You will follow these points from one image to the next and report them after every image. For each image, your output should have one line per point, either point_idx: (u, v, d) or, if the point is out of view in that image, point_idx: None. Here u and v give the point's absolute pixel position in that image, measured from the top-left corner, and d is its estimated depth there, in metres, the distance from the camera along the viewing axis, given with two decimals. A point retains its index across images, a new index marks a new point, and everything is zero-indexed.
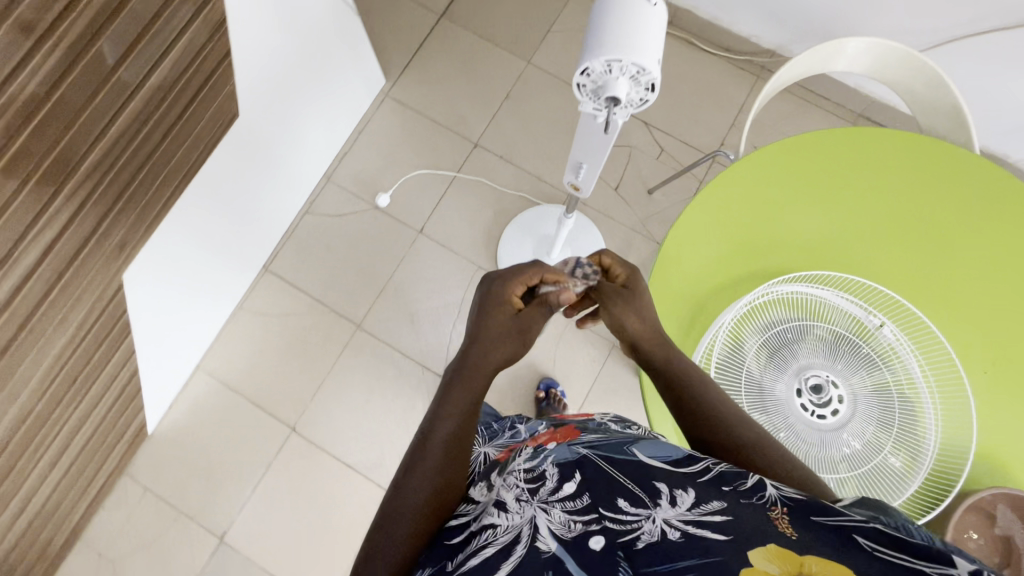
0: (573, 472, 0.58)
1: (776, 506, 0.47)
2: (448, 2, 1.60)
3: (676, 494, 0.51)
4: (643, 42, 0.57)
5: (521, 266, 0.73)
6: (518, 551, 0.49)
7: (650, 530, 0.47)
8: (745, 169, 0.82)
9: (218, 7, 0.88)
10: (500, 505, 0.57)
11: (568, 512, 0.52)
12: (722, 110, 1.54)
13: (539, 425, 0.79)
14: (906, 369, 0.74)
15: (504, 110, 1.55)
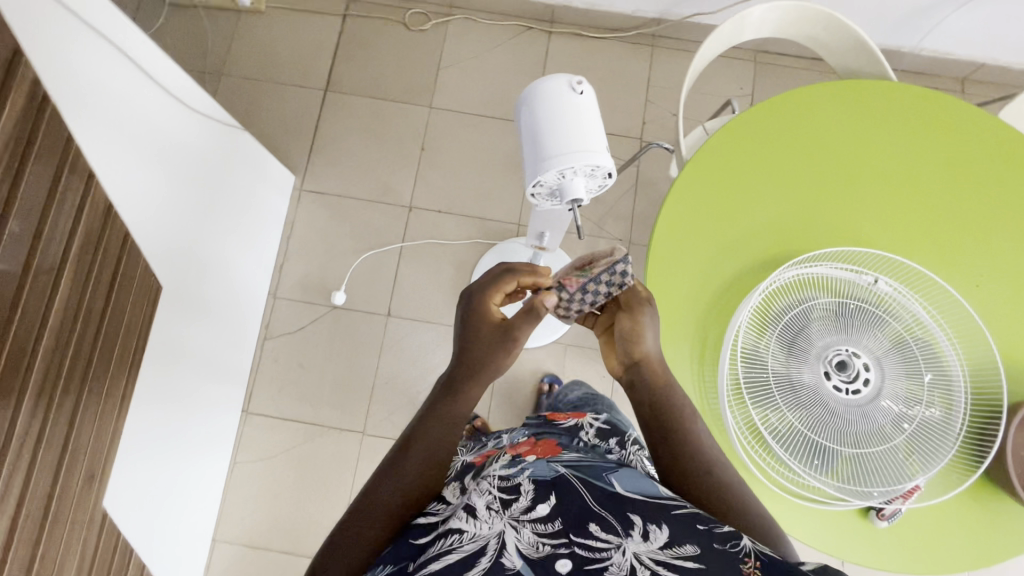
0: (548, 492, 0.56)
1: (749, 559, 0.47)
2: (327, 76, 1.53)
3: (649, 528, 0.52)
4: (575, 150, 0.65)
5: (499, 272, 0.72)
6: (481, 565, 0.48)
7: (619, 563, 0.47)
8: (694, 180, 0.84)
9: (99, 193, 0.76)
10: (467, 509, 0.55)
11: (537, 533, 0.51)
12: (632, 91, 1.53)
13: (518, 437, 0.83)
14: (911, 314, 0.76)
15: (425, 164, 1.49)
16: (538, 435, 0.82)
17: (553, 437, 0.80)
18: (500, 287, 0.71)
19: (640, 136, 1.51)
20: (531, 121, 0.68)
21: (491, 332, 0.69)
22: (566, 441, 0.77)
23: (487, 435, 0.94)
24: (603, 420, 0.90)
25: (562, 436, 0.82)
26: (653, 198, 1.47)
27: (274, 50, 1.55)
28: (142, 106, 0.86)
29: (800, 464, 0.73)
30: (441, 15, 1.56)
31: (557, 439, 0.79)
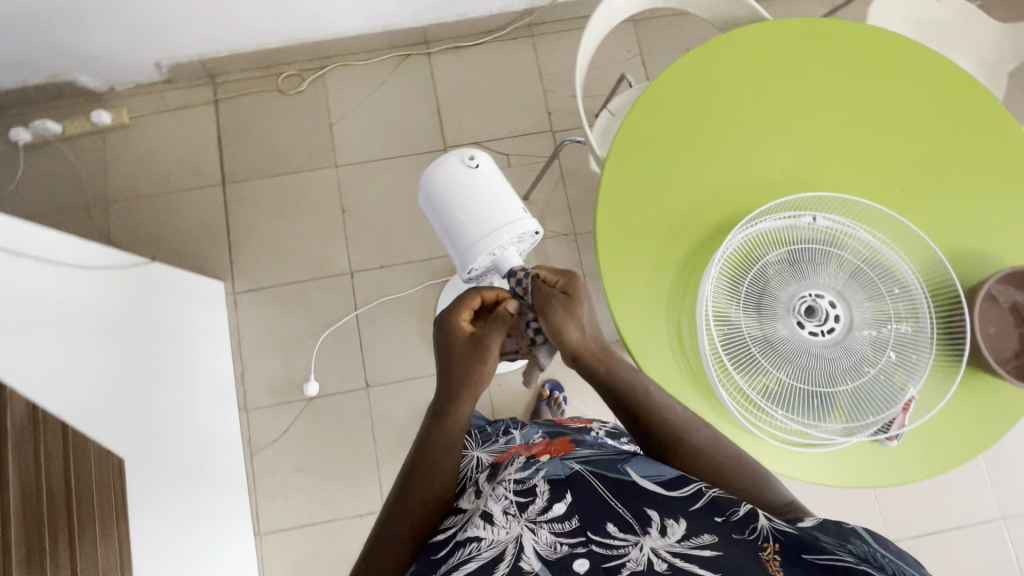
0: (563, 492, 0.61)
1: (768, 544, 0.51)
2: (219, 169, 1.45)
3: (667, 523, 0.55)
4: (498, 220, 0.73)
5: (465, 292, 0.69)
6: (501, 570, 0.53)
7: (637, 558, 0.51)
8: (618, 177, 0.84)
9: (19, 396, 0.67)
10: (485, 516, 0.60)
11: (555, 534, 0.56)
12: (528, 86, 1.51)
13: (533, 437, 0.86)
14: (856, 240, 0.78)
15: (351, 224, 1.44)
16: (552, 434, 0.85)
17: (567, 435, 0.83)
18: (468, 300, 0.68)
19: (551, 127, 1.50)
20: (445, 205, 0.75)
21: (465, 344, 0.66)
22: (579, 439, 0.80)
23: (501, 426, 0.97)
24: (612, 423, 0.94)
25: (576, 433, 0.84)
26: (584, 183, 1.46)
27: (153, 160, 1.45)
28: (13, 287, 0.75)
29: (803, 416, 0.74)
30: (315, 70, 1.50)
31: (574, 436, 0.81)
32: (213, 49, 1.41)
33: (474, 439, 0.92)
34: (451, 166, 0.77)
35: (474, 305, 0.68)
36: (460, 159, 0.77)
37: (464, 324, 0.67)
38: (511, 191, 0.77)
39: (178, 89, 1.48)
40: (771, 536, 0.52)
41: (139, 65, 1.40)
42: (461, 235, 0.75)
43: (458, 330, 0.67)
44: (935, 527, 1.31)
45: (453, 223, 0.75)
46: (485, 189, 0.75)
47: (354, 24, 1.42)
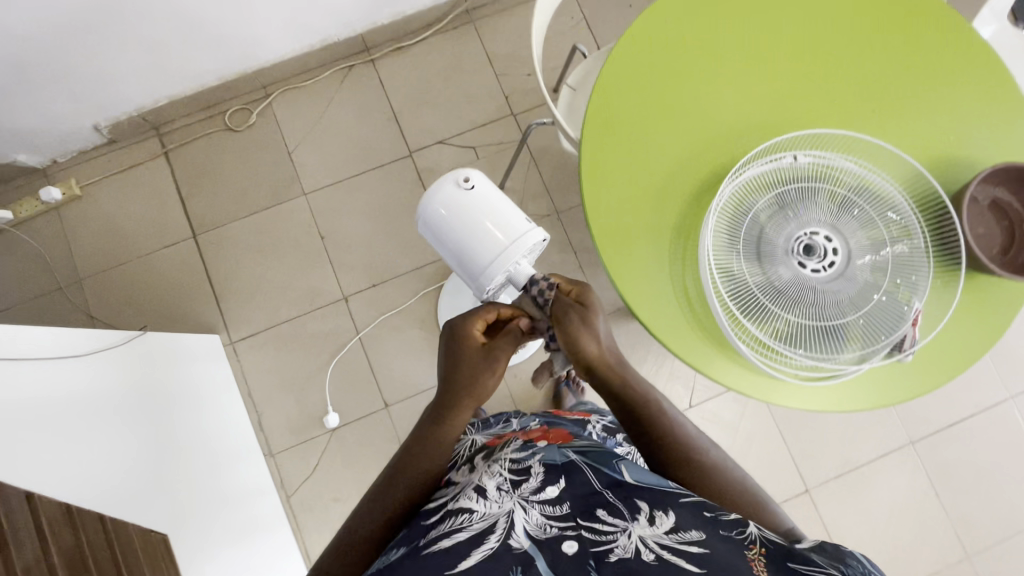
0: (557, 478, 0.60)
1: (754, 546, 0.49)
2: (186, 222, 1.41)
3: (656, 516, 0.53)
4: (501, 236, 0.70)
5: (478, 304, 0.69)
6: (490, 542, 0.51)
7: (624, 545, 0.49)
8: (597, 156, 0.83)
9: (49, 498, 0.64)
10: (478, 490, 0.58)
11: (545, 515, 0.54)
12: (479, 74, 1.48)
13: (529, 423, 0.84)
14: (837, 170, 0.79)
15: (333, 249, 1.41)
16: (549, 422, 0.83)
17: (564, 425, 0.81)
18: (481, 312, 0.68)
19: (511, 111, 1.48)
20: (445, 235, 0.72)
21: (475, 355, 0.66)
22: (576, 432, 0.79)
23: (495, 415, 0.95)
24: (609, 419, 0.93)
25: (572, 426, 0.83)
26: (555, 161, 1.45)
27: (116, 226, 1.40)
28: (14, 391, 0.73)
29: (820, 351, 0.76)
30: (260, 100, 1.45)
31: (570, 428, 0.80)
32: (151, 100, 1.35)
33: (472, 426, 0.89)
34: (444, 193, 0.72)
35: (488, 317, 0.69)
36: (453, 182, 0.72)
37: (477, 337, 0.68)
38: (512, 204, 0.73)
39: (124, 148, 1.42)
40: (757, 543, 0.49)
41: (77, 132, 1.33)
42: (475, 260, 0.70)
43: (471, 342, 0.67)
44: (952, 419, 1.37)
45: (457, 251, 0.72)
46: (487, 208, 0.71)
47: (290, 46, 1.37)
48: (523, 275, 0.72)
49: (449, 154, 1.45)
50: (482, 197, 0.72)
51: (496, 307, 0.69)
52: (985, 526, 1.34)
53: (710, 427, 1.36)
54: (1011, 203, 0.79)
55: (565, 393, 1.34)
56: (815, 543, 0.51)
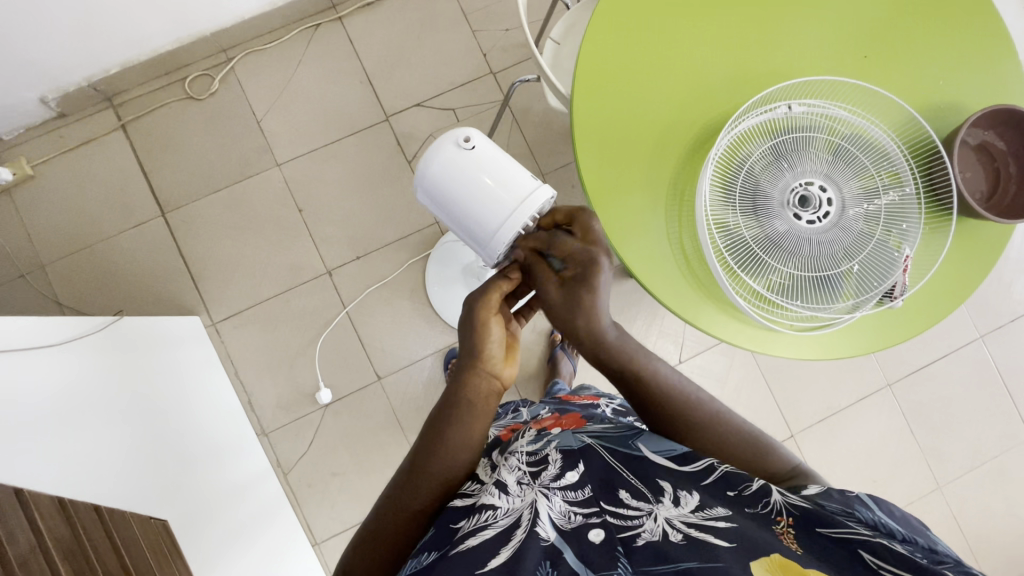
0: (576, 463, 0.60)
1: (781, 518, 0.48)
2: (153, 199, 1.33)
3: (680, 494, 0.53)
4: (502, 195, 0.65)
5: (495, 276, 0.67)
6: (518, 535, 0.51)
7: (651, 528, 0.49)
8: (589, 111, 0.81)
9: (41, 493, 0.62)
10: (499, 485, 0.58)
11: (568, 503, 0.55)
12: (455, 31, 1.41)
13: (539, 411, 0.84)
14: (829, 119, 0.78)
15: (313, 222, 1.36)
16: (560, 409, 0.83)
17: (575, 410, 0.81)
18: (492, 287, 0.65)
19: (490, 70, 1.42)
20: (445, 200, 0.68)
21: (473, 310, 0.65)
22: (588, 414, 0.79)
23: (504, 406, 0.95)
24: (619, 402, 0.92)
25: (582, 410, 0.83)
26: (538, 121, 1.41)
27: (76, 208, 1.31)
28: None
29: (817, 302, 0.77)
30: (222, 66, 1.35)
31: (582, 411, 0.80)
32: (101, 68, 1.25)
33: None
34: (445, 158, 0.67)
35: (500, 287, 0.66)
36: (453, 145, 0.67)
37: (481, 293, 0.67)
38: (518, 164, 0.68)
39: (75, 122, 1.32)
40: (783, 513, 0.49)
41: (21, 107, 1.23)
42: (487, 224, 0.66)
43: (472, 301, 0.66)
44: (926, 360, 1.43)
45: (458, 216, 0.68)
46: (493, 171, 0.66)
47: (250, 4, 1.27)
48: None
49: (429, 117, 1.39)
50: (486, 159, 0.67)
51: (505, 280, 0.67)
52: (954, 459, 1.42)
53: (699, 381, 1.39)
54: (994, 145, 0.81)
55: (561, 358, 1.33)
56: (821, 490, 0.51)
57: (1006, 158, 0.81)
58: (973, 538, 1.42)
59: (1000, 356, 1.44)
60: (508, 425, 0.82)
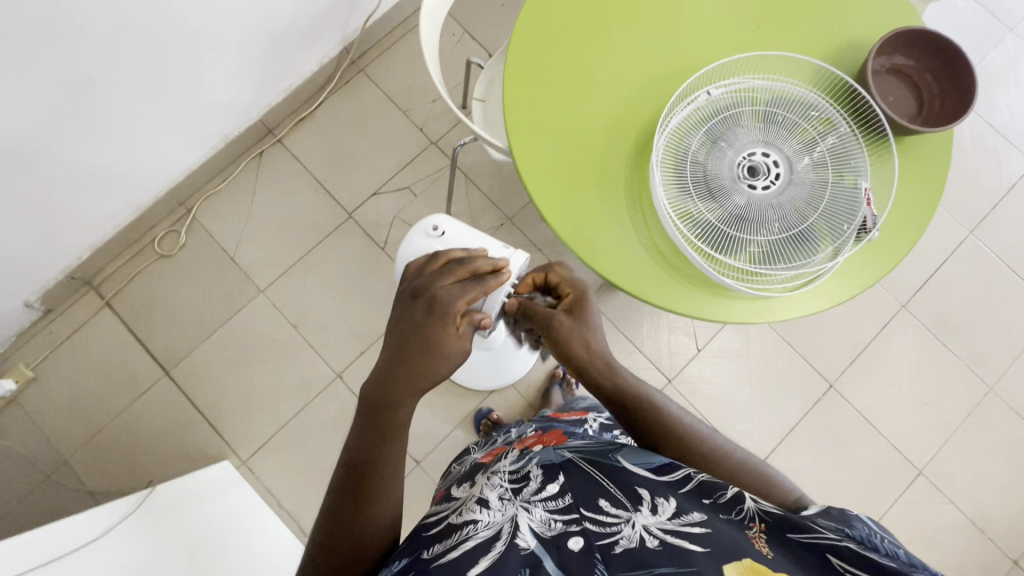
0: (556, 475, 0.61)
1: (753, 523, 0.47)
2: (156, 362, 1.36)
3: (658, 502, 0.52)
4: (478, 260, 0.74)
5: (461, 281, 0.66)
6: (497, 547, 0.50)
7: (629, 535, 0.49)
8: (530, 153, 0.85)
9: None
10: (482, 502, 0.59)
11: (548, 511, 0.55)
12: (388, 116, 1.49)
13: (526, 430, 0.88)
14: (749, 91, 0.83)
15: (311, 333, 1.38)
16: (544, 427, 0.87)
17: (559, 427, 0.85)
18: (469, 289, 0.65)
19: (430, 140, 1.48)
20: None
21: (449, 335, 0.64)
22: (571, 432, 0.82)
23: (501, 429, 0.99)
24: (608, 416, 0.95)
25: (567, 425, 0.86)
26: (488, 172, 1.46)
27: (85, 395, 1.33)
28: None
29: (796, 260, 0.79)
30: (184, 217, 1.41)
31: (565, 429, 0.83)
32: (74, 256, 1.29)
33: (476, 443, 0.93)
34: (417, 246, 0.76)
35: (469, 296, 0.65)
36: (424, 236, 0.76)
37: (458, 313, 0.65)
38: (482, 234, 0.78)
39: (62, 315, 1.35)
40: (756, 520, 0.48)
41: (8, 316, 1.26)
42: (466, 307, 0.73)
43: (447, 326, 0.64)
44: (930, 270, 1.44)
45: None
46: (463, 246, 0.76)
47: (193, 153, 1.33)
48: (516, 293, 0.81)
49: (387, 201, 1.45)
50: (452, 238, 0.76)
51: (480, 286, 0.66)
52: (994, 356, 1.41)
53: (722, 363, 1.39)
54: (908, 65, 0.86)
55: (556, 393, 1.36)
56: (820, 508, 0.49)
57: (922, 72, 0.85)
58: None
59: (997, 244, 1.46)
60: (493, 449, 0.85)
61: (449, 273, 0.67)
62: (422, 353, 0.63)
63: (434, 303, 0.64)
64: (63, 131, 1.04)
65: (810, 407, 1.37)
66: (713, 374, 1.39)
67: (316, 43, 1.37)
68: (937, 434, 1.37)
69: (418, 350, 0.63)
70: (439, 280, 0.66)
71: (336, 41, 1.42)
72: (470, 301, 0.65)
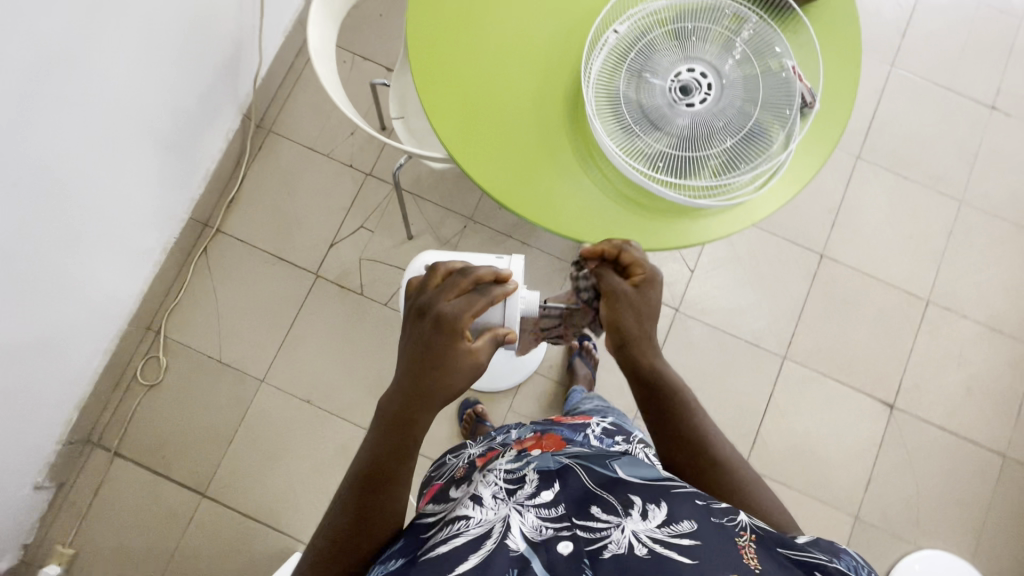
0: (552, 482, 0.64)
1: (745, 534, 0.49)
2: (188, 489, 1.31)
3: (649, 509, 0.55)
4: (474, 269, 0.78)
5: (464, 292, 0.63)
6: (487, 544, 0.52)
7: (618, 540, 0.51)
8: (471, 151, 0.84)
9: None
10: (475, 498, 0.61)
11: (541, 518, 0.57)
12: (313, 166, 1.45)
13: (524, 432, 0.86)
14: (653, 14, 0.82)
15: (327, 400, 1.36)
16: (542, 430, 0.86)
17: (558, 431, 0.83)
18: (473, 301, 0.62)
19: (364, 172, 1.45)
20: None
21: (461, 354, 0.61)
22: (568, 438, 0.82)
23: (498, 428, 0.97)
24: (611, 420, 0.93)
25: (567, 430, 0.84)
26: (433, 181, 1.44)
27: (131, 550, 1.28)
28: None
29: (755, 158, 0.80)
30: (156, 340, 1.36)
31: (562, 434, 0.82)
32: (65, 422, 1.23)
33: (474, 440, 0.94)
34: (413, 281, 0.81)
35: (474, 309, 0.62)
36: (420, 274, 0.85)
37: (466, 329, 0.62)
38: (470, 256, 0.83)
39: (76, 483, 1.29)
40: (746, 531, 0.49)
41: (24, 508, 1.19)
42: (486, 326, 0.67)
43: (457, 344, 0.61)
44: (870, 115, 1.48)
45: None
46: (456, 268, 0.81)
47: (139, 277, 1.28)
48: (535, 302, 0.73)
49: (347, 246, 1.42)
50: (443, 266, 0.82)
51: (484, 296, 0.63)
52: (954, 170, 1.47)
53: (718, 274, 1.42)
54: None
55: (578, 364, 1.34)
56: (808, 537, 0.49)
57: None
58: (1017, 216, 1.46)
59: (919, 67, 1.51)
60: (488, 450, 0.84)
61: (452, 287, 0.63)
62: (437, 378, 0.60)
63: (439, 322, 0.61)
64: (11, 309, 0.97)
65: (811, 282, 1.42)
66: (714, 288, 1.41)
67: (216, 122, 1.32)
68: (931, 260, 1.43)
69: (433, 372, 0.60)
70: (440, 296, 0.63)
71: (235, 112, 1.37)
72: (476, 314, 0.62)
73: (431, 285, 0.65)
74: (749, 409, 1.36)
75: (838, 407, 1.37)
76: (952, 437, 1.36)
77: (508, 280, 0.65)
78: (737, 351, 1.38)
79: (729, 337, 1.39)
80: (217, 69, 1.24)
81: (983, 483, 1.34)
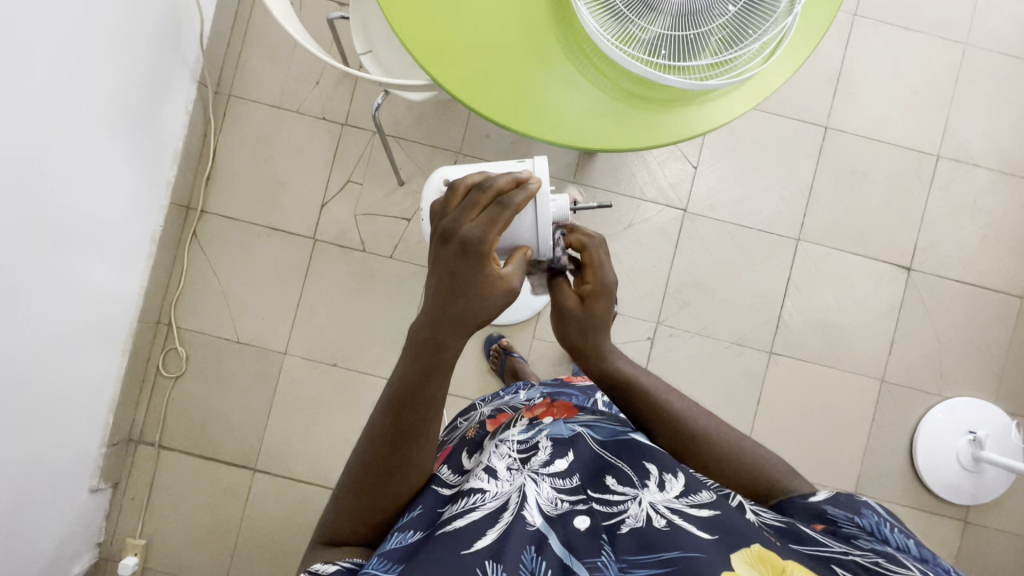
0: (565, 451, 0.65)
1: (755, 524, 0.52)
2: (239, 467, 1.34)
3: (665, 480, 0.58)
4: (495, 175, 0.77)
5: (484, 207, 0.56)
6: (506, 517, 0.55)
7: (635, 513, 0.54)
8: (458, 74, 0.77)
9: None
10: (489, 471, 0.62)
11: (557, 490, 0.60)
12: (285, 126, 1.37)
13: (534, 395, 0.88)
14: None
15: (352, 361, 1.36)
16: (554, 393, 0.88)
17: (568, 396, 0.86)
18: (498, 215, 0.56)
19: (340, 122, 1.37)
20: None
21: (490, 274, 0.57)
22: (581, 404, 0.83)
23: (505, 387, 0.99)
24: None
25: (577, 395, 0.87)
26: (412, 120, 1.36)
27: (198, 531, 1.33)
28: None
29: (763, 25, 0.72)
30: (169, 332, 1.35)
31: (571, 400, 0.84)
32: (104, 426, 1.24)
33: (481, 400, 0.94)
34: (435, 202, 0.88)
35: (500, 224, 0.56)
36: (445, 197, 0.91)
37: (494, 250, 0.57)
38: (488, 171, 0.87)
39: (130, 479, 1.33)
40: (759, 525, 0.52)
41: (88, 510, 1.23)
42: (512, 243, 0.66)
43: (487, 268, 0.57)
44: None
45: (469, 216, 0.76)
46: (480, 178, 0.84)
47: (135, 273, 1.24)
48: (566, 205, 0.71)
49: (338, 205, 1.36)
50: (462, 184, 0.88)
51: (509, 208, 0.56)
52: (957, 11, 1.38)
53: (722, 165, 1.37)
54: None
55: None
56: (827, 496, 0.56)
57: None
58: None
59: None
60: (499, 411, 0.86)
61: (473, 205, 0.57)
62: (467, 304, 0.57)
63: (465, 245, 0.56)
64: (38, 326, 0.96)
65: (817, 157, 1.37)
66: (719, 181, 1.37)
67: (172, 96, 1.22)
68: (939, 113, 1.38)
69: (459, 299, 0.57)
70: (462, 219, 0.57)
71: (190, 82, 1.27)
72: (503, 230, 0.56)
73: (450, 207, 0.58)
74: (769, 295, 1.36)
75: (855, 278, 1.37)
76: (969, 288, 1.38)
77: (533, 186, 0.58)
78: (751, 241, 1.36)
79: (740, 229, 1.37)
80: (159, 35, 1.13)
81: (1001, 328, 1.37)
